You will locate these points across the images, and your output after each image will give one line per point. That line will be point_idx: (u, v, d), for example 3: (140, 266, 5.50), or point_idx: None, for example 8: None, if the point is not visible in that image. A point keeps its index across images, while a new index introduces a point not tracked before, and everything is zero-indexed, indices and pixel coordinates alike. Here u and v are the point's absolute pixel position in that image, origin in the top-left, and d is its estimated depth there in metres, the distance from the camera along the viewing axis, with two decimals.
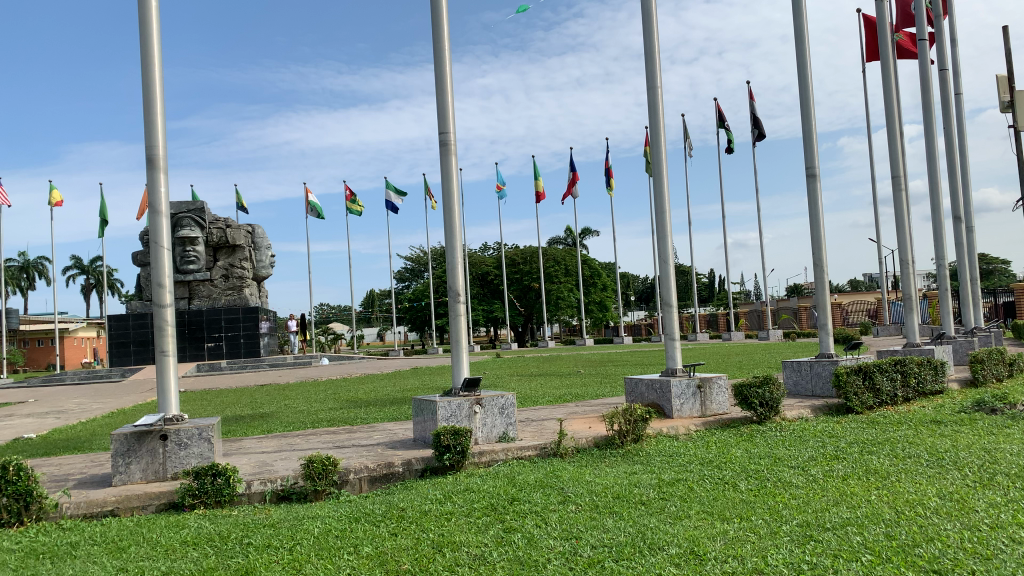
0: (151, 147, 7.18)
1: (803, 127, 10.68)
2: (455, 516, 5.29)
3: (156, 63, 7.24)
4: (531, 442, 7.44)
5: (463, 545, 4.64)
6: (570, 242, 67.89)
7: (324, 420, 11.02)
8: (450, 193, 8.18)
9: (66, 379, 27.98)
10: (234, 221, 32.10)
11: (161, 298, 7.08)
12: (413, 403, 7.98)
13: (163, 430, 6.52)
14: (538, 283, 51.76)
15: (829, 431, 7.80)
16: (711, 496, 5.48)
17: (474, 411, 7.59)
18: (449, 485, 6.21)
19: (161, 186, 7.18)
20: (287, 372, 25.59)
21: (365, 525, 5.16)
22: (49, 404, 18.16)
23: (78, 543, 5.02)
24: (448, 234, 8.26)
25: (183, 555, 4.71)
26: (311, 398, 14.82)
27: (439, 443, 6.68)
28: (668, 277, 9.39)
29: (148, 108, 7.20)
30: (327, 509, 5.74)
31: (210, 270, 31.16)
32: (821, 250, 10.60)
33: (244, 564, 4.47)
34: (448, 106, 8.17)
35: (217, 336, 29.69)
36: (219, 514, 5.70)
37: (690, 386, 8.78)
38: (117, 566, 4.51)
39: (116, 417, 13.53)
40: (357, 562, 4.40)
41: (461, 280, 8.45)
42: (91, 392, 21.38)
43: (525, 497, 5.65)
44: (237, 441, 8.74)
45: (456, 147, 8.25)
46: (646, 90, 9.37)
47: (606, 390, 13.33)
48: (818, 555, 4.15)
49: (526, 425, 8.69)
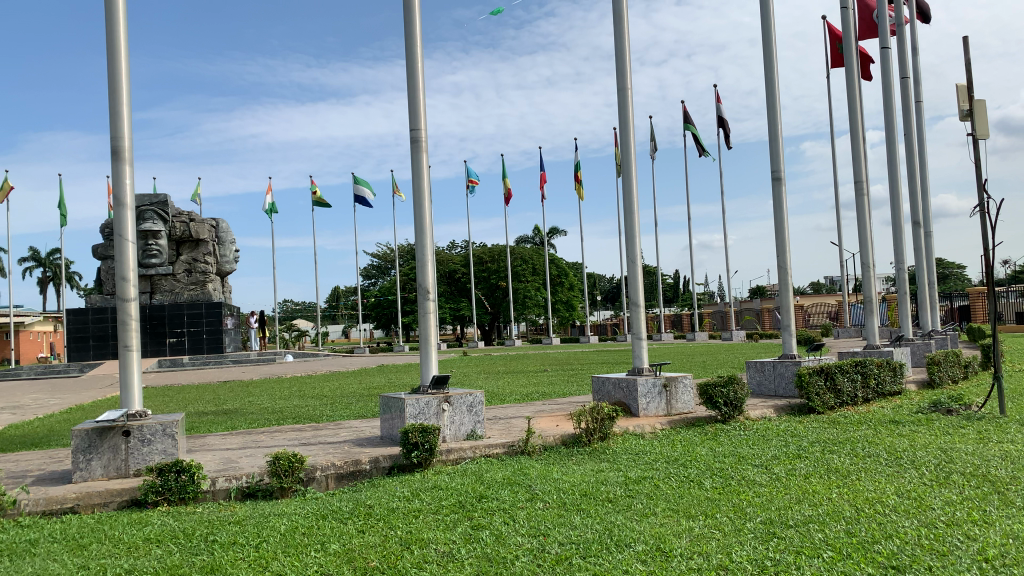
0: (117, 139, 7.05)
1: (769, 131, 10.84)
2: (424, 512, 5.30)
3: (122, 54, 7.11)
4: (499, 440, 7.46)
5: (431, 543, 4.64)
6: (539, 242, 68.16)
7: (289, 416, 10.98)
8: (421, 190, 8.16)
9: (21, 373, 27.31)
10: (198, 216, 31.65)
11: (125, 291, 6.96)
12: (381, 399, 7.95)
13: (126, 426, 6.42)
14: (504, 282, 52.04)
15: (792, 430, 7.95)
16: (677, 494, 5.55)
17: (442, 408, 7.60)
18: (417, 482, 6.20)
19: (127, 178, 7.04)
20: (251, 368, 25.31)
21: (332, 523, 5.13)
22: (5, 399, 17.77)
23: (38, 541, 4.92)
24: (418, 232, 8.24)
25: (146, 553, 4.64)
26: (276, 395, 14.71)
27: (407, 440, 6.66)
28: (633, 276, 9.47)
29: (113, 98, 7.06)
30: (293, 506, 5.68)
31: (173, 264, 30.62)
32: (785, 252, 10.76)
33: (209, 561, 4.42)
34: (419, 102, 8.15)
35: (179, 331, 29.24)
36: (183, 511, 5.63)
37: (656, 385, 8.85)
38: (78, 563, 4.43)
39: (74, 413, 13.24)
40: (324, 559, 4.38)
41: (431, 278, 8.44)
42: (48, 388, 20.97)
43: (494, 494, 5.68)
44: (201, 438, 8.65)
45: (426, 144, 8.23)
46: (616, 91, 9.43)
47: (573, 389, 13.45)
48: (781, 552, 4.23)
49: (494, 422, 8.70)
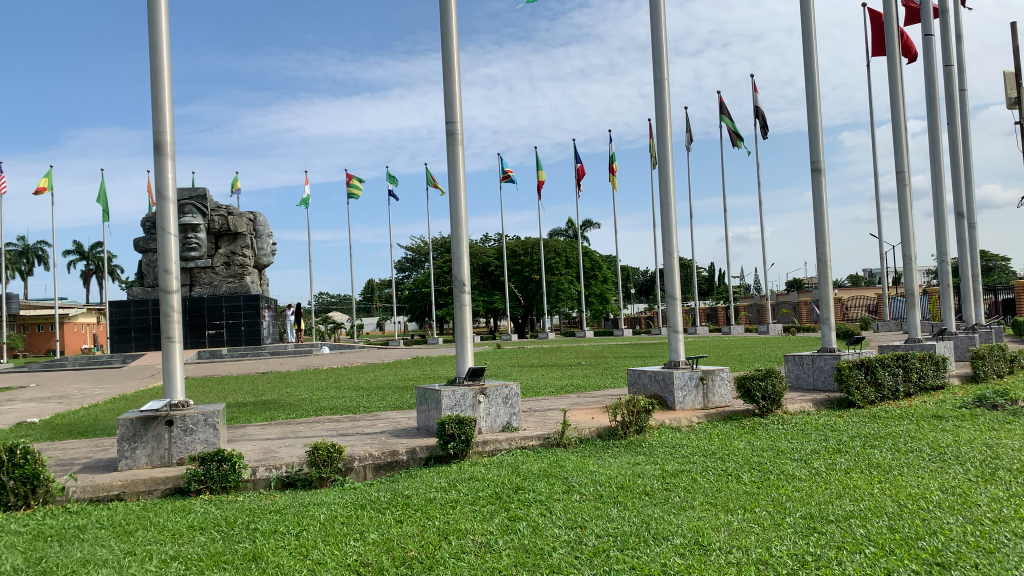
0: (159, 134, 7.17)
1: (808, 121, 10.68)
2: (460, 504, 5.33)
3: (164, 50, 7.23)
4: (535, 432, 7.47)
5: (468, 533, 4.67)
6: (572, 234, 68.01)
7: (327, 407, 11.13)
8: (457, 183, 8.18)
9: (66, 364, 28.01)
10: (237, 209, 32.13)
11: (166, 284, 7.08)
12: (416, 391, 8.00)
13: (169, 415, 6.54)
14: (538, 275, 52.06)
15: (831, 424, 7.84)
16: (714, 487, 5.51)
17: (477, 400, 7.62)
18: (453, 473, 6.24)
19: (168, 172, 7.16)
20: (288, 360, 25.66)
21: (370, 512, 5.19)
22: (52, 389, 18.26)
23: (85, 526, 5.05)
24: (453, 225, 8.26)
25: (190, 540, 4.74)
26: (313, 386, 14.91)
27: (443, 431, 6.70)
28: (670, 269, 9.40)
29: (156, 94, 7.18)
30: (332, 495, 5.76)
31: (212, 258, 31.15)
32: (825, 243, 10.60)
33: (251, 549, 4.50)
34: (454, 95, 8.17)
35: (218, 323, 29.73)
36: (225, 499, 5.73)
37: (693, 378, 8.79)
38: (126, 549, 4.55)
39: (118, 403, 13.53)
40: (363, 548, 4.43)
41: (466, 270, 8.47)
42: (93, 378, 21.51)
43: (530, 486, 5.69)
44: (241, 428, 8.81)
45: (461, 137, 8.24)
46: (652, 82, 9.36)
47: (607, 382, 13.44)
48: (821, 547, 4.18)
49: (529, 415, 8.70)
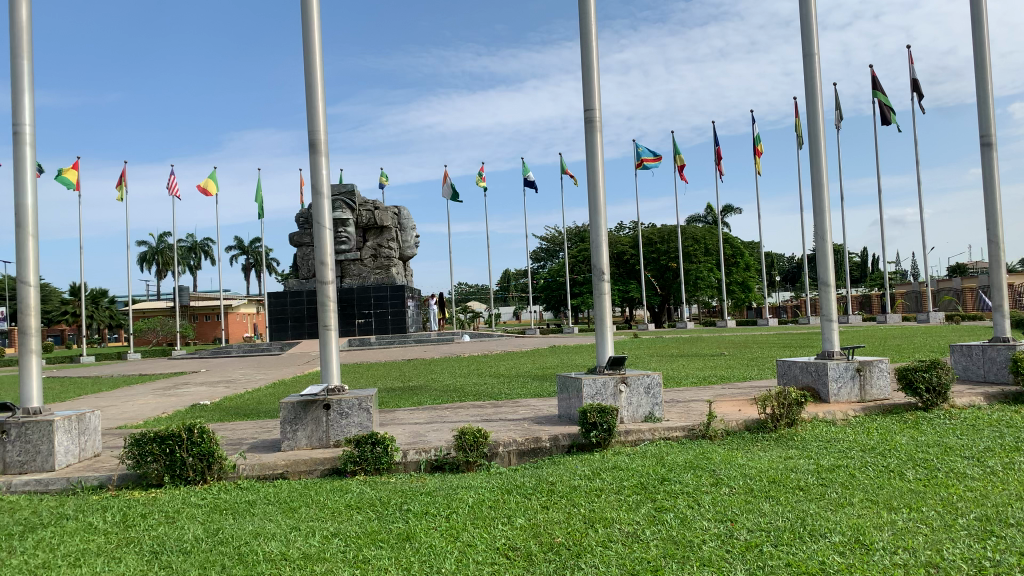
0: (313, 132, 7.55)
1: (978, 90, 9.84)
2: (605, 492, 5.31)
3: (316, 52, 7.59)
4: (678, 423, 7.33)
5: (614, 522, 4.65)
6: (711, 221, 66.23)
7: (471, 393, 11.43)
8: (595, 171, 8.13)
9: (232, 351, 30.26)
10: (382, 204, 33.48)
11: (322, 275, 7.47)
12: (558, 379, 8.06)
13: (326, 399, 6.91)
14: (675, 263, 51.09)
15: (1007, 420, 7.21)
16: (875, 484, 5.20)
17: (619, 389, 7.57)
18: (597, 462, 6.23)
19: (322, 168, 7.54)
20: (431, 348, 26.54)
21: (516, 497, 5.27)
22: (220, 374, 19.82)
23: (255, 501, 5.43)
24: (593, 213, 8.22)
25: (349, 518, 4.99)
26: (457, 373, 15.35)
27: (585, 420, 6.70)
28: (822, 255, 8.95)
29: (310, 95, 7.56)
30: (479, 480, 5.89)
31: (360, 250, 32.63)
32: (998, 224, 9.75)
33: (404, 529, 4.68)
34: (593, 82, 8.12)
35: (367, 312, 31.16)
36: (378, 481, 5.98)
37: (848, 369, 8.34)
38: (291, 524, 4.85)
39: (278, 388, 14.44)
40: (511, 533, 4.51)
41: (606, 259, 8.41)
42: (255, 364, 23.15)
43: (676, 477, 5.59)
44: (391, 412, 9.19)
45: (601, 123, 8.18)
46: (801, 59, 8.92)
47: (753, 373, 13.01)
48: (1001, 553, 3.86)
49: (672, 406, 8.56)
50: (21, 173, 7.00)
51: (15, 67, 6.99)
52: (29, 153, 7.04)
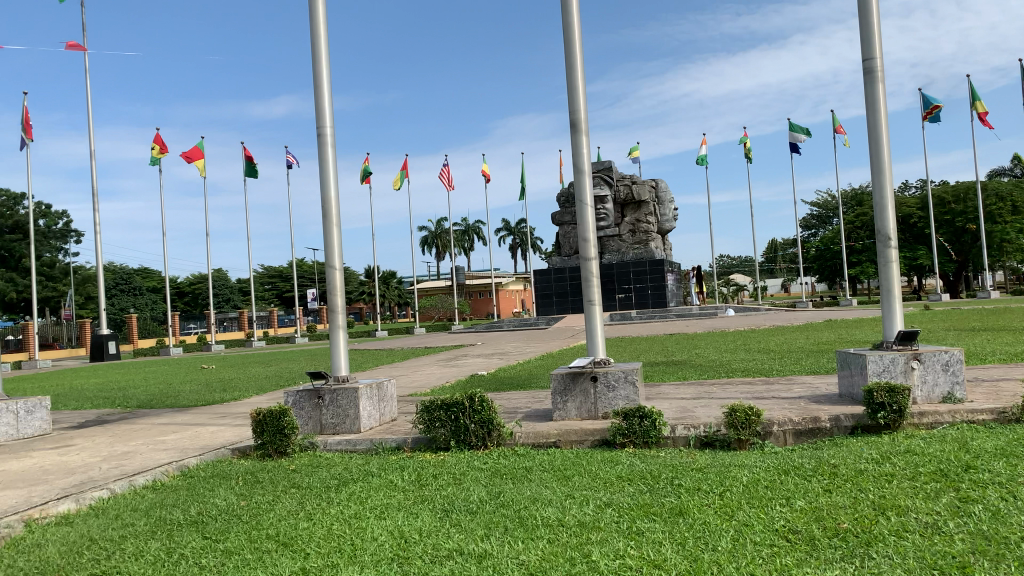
0: (575, 111, 7.68)
1: None
2: (898, 479, 4.85)
3: (575, 30, 7.70)
4: (987, 405, 6.49)
5: (911, 511, 4.24)
6: (1021, 173, 57.54)
7: (739, 369, 11.07)
8: (879, 125, 7.41)
9: (503, 325, 32.11)
10: (640, 178, 33.42)
11: (586, 251, 7.63)
12: (838, 355, 7.53)
13: (594, 371, 7.06)
14: (974, 225, 45.19)
15: None
16: None
17: (910, 366, 6.90)
18: (886, 445, 5.71)
19: (583, 148, 7.67)
20: (695, 322, 26.10)
21: (795, 479, 5.00)
22: (494, 347, 21.15)
23: (531, 468, 5.71)
24: (874, 173, 7.50)
25: (620, 489, 5.07)
26: (722, 348, 14.96)
27: (871, 400, 6.18)
28: None
29: (571, 74, 7.71)
30: (753, 459, 5.68)
31: (619, 226, 32.91)
32: None
33: (677, 504, 4.65)
34: (873, 29, 7.40)
35: (628, 287, 31.35)
36: (648, 454, 5.99)
37: None
38: (565, 492, 5.03)
39: (547, 361, 15.08)
40: (791, 515, 4.29)
41: (892, 223, 7.65)
42: (524, 338, 24.39)
43: (984, 465, 4.96)
44: (658, 386, 9.19)
45: (882, 73, 7.42)
46: None
47: None
48: None
49: (975, 386, 7.62)
50: (326, 170, 7.92)
51: (317, 77, 7.90)
52: (331, 152, 7.95)
